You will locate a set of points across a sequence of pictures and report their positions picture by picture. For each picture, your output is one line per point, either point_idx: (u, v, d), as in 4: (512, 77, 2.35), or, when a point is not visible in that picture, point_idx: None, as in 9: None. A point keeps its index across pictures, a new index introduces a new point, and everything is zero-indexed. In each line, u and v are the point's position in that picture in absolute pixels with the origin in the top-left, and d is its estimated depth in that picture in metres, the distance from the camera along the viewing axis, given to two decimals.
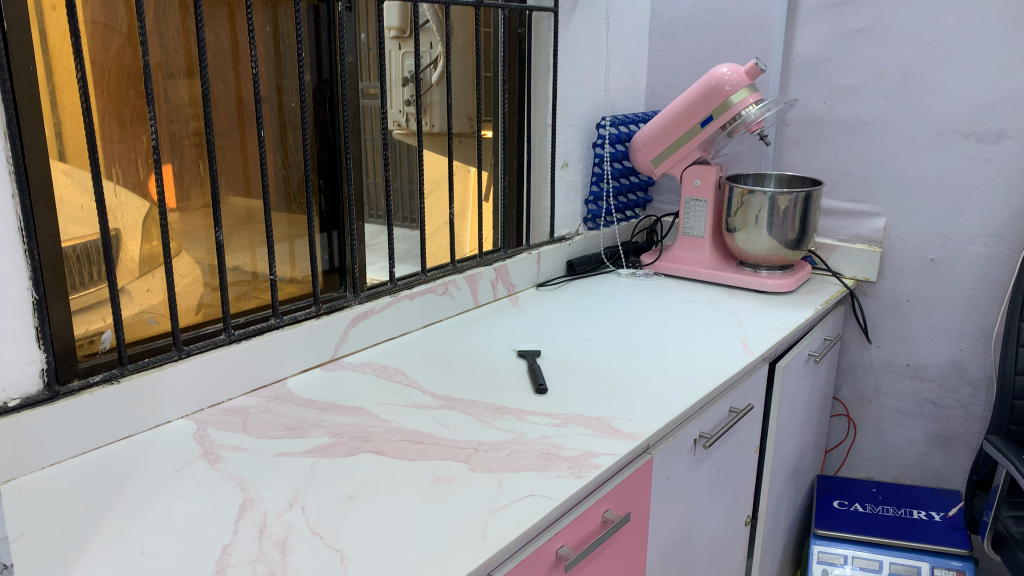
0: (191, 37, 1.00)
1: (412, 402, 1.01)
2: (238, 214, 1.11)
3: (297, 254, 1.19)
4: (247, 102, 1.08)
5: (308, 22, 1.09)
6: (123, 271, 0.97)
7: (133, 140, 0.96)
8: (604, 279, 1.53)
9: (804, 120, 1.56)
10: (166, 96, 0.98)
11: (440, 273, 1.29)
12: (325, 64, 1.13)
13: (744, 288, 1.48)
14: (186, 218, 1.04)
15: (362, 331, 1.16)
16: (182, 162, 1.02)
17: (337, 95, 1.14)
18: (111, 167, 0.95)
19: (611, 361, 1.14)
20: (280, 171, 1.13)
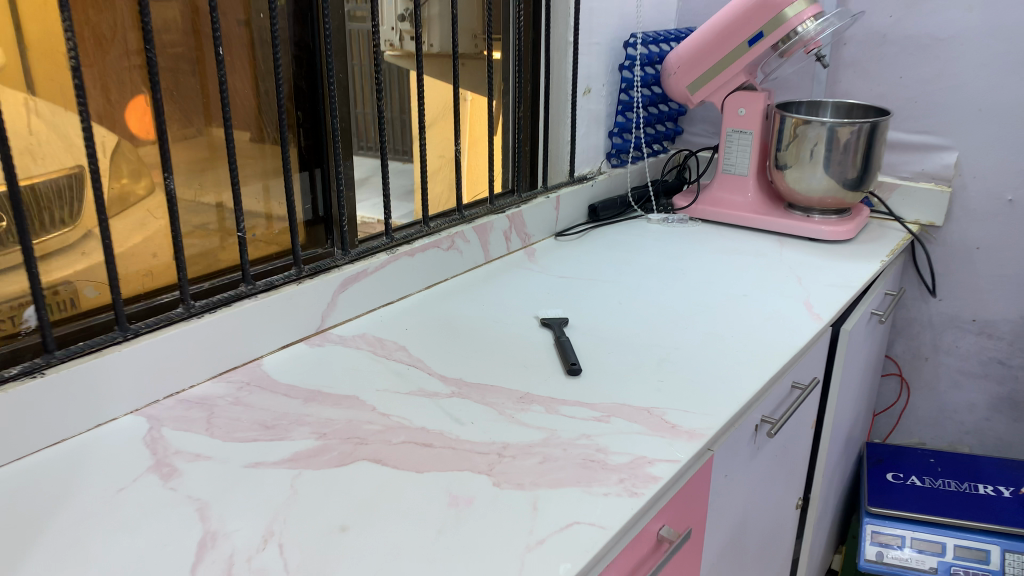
0: None
1: (417, 389, 0.82)
2: (202, 147, 0.86)
3: (273, 194, 0.96)
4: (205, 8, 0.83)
5: None
6: (88, 214, 0.77)
7: (103, 65, 0.75)
8: (632, 226, 1.33)
9: (864, 38, 1.33)
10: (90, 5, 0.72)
11: (446, 223, 1.09)
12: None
13: (794, 237, 1.28)
14: (165, 150, 0.83)
15: (353, 296, 0.96)
16: (126, 87, 0.77)
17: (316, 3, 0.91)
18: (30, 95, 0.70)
19: (654, 332, 0.95)
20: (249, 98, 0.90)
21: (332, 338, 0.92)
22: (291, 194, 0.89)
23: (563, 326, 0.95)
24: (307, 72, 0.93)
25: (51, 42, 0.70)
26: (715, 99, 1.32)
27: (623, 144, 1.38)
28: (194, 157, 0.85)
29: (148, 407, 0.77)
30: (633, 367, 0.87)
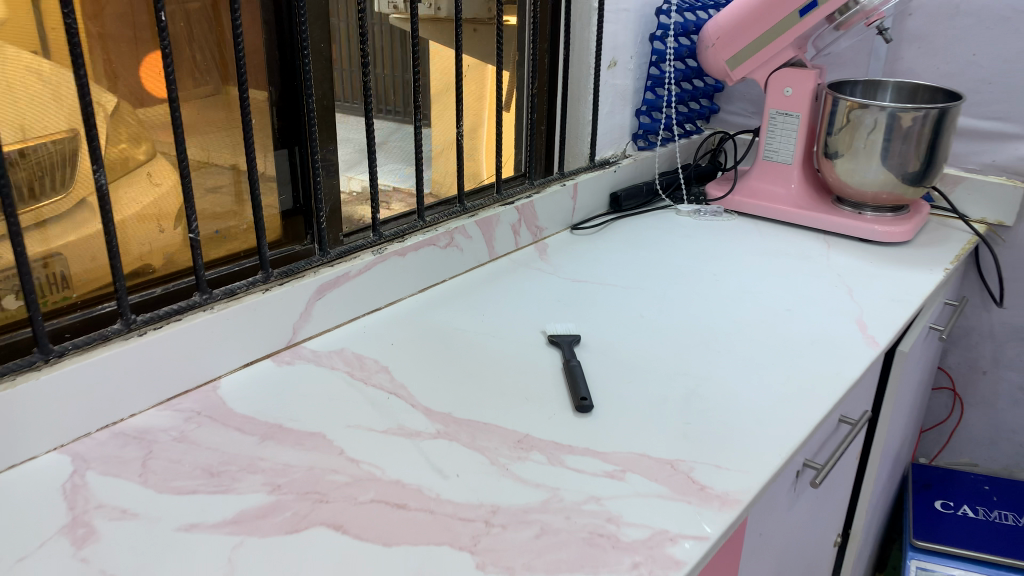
0: None
1: (396, 426, 0.69)
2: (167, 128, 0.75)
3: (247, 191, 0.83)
4: None
5: None
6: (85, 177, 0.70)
7: (98, 20, 0.67)
8: (660, 219, 1.18)
9: (933, 8, 1.16)
10: None
11: (445, 217, 0.95)
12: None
13: (844, 236, 1.13)
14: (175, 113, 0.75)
15: (332, 304, 0.83)
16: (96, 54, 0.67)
17: None
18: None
19: (681, 354, 0.81)
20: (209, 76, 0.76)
21: (304, 354, 0.79)
22: (255, 183, 0.75)
23: (573, 346, 0.81)
24: (279, 41, 0.79)
25: None
26: (759, 76, 1.16)
27: (651, 124, 1.24)
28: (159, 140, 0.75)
29: (77, 442, 0.65)
30: (654, 403, 0.73)
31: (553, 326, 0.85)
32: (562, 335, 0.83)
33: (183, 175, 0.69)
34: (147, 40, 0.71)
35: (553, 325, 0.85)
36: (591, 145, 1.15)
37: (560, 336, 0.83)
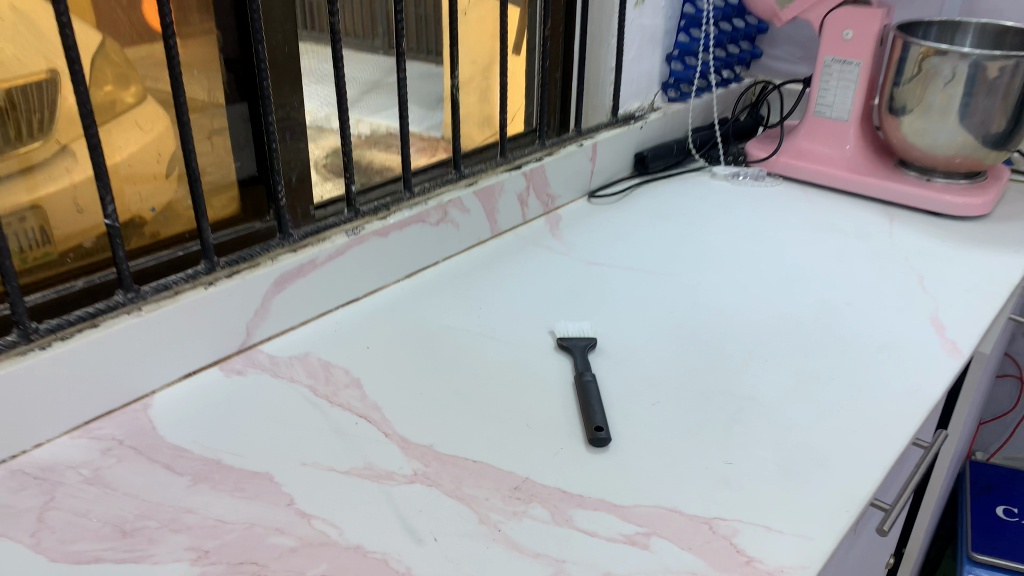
0: None
1: (363, 465, 0.55)
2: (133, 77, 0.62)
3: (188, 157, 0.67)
4: None
5: None
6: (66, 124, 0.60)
7: None
8: (692, 184, 1.02)
9: None
10: None
11: (435, 188, 0.79)
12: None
13: (908, 208, 0.96)
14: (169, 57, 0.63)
15: (294, 297, 0.68)
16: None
17: None
18: None
19: (720, 363, 0.66)
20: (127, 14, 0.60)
21: (259, 361, 0.65)
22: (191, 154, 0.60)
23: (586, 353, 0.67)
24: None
25: None
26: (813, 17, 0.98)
27: (684, 72, 1.07)
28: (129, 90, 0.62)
29: None
30: (686, 434, 0.59)
31: (562, 324, 0.70)
32: (573, 338, 0.68)
33: (93, 146, 0.54)
34: None
35: (563, 324, 0.70)
36: (614, 97, 0.98)
37: (570, 339, 0.68)
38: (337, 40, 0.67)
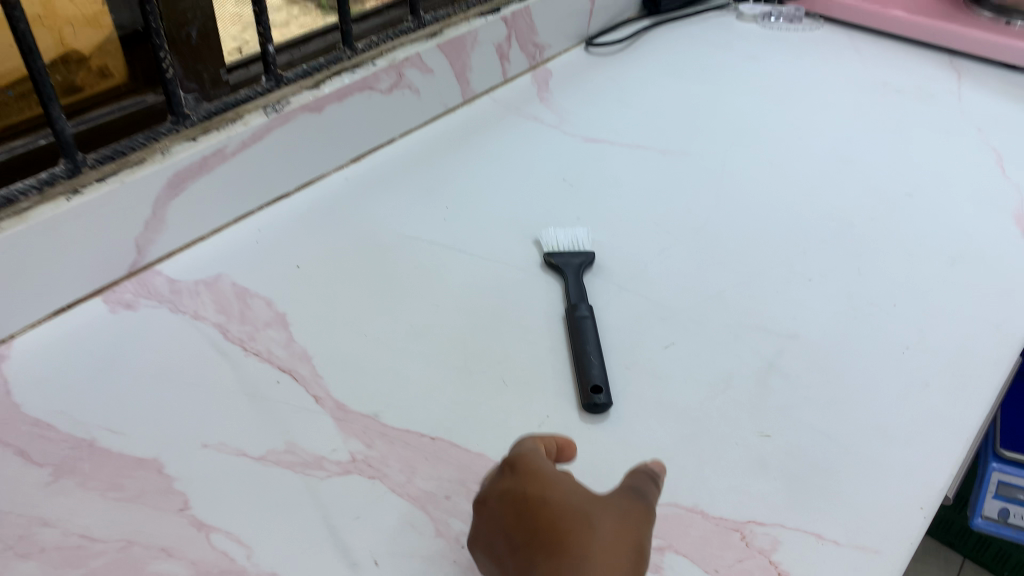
0: None
1: (285, 448, 0.42)
2: None
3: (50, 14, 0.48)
4: None
5: None
6: None
7: None
8: (713, 27, 0.83)
9: None
10: None
11: (387, 44, 0.61)
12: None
13: (978, 59, 0.78)
14: None
15: (199, 201, 0.52)
16: None
17: None
18: None
19: (752, 286, 0.52)
20: None
21: (156, 290, 0.50)
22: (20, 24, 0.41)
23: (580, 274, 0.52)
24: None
25: None
26: None
27: None
28: None
29: None
30: (709, 391, 0.45)
31: (550, 234, 0.55)
32: (565, 254, 0.53)
33: None
34: None
35: (552, 233, 0.55)
36: None
37: (561, 255, 0.53)
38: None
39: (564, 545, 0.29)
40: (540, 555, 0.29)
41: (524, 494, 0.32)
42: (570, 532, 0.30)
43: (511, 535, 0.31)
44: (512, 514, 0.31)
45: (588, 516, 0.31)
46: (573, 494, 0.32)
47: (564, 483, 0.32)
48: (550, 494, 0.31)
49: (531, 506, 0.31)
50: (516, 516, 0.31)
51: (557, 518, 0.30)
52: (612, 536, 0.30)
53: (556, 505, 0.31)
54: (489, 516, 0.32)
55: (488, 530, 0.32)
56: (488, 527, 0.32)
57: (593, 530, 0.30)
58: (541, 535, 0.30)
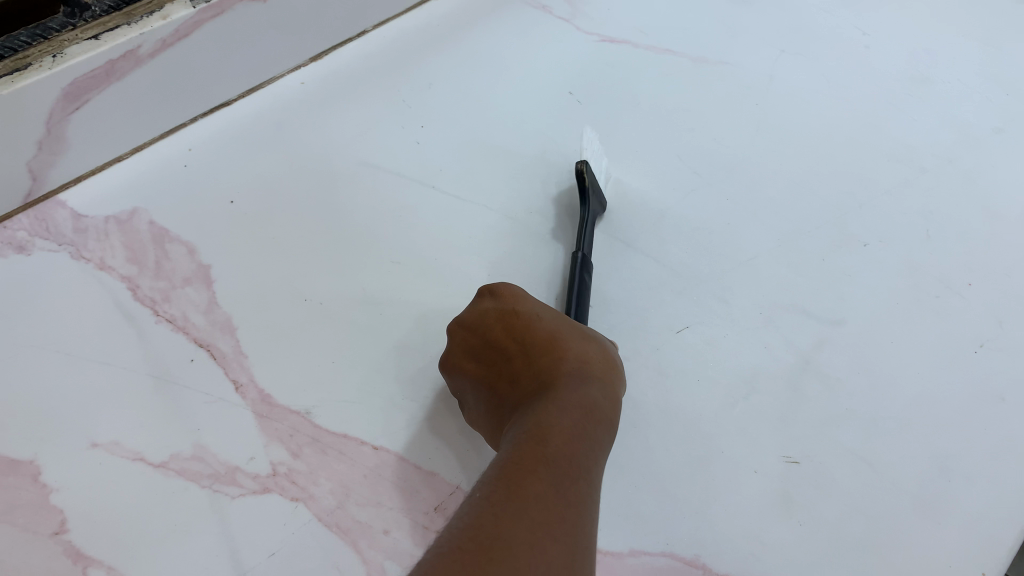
0: None
1: (192, 454, 0.34)
2: None
3: None
4: None
5: None
6: None
7: None
8: None
9: None
10: None
11: None
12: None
13: None
14: None
15: (109, 113, 0.42)
16: None
17: None
18: None
19: (791, 251, 0.42)
20: None
21: (57, 228, 0.41)
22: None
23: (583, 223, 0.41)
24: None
25: None
26: None
27: None
28: None
29: None
30: (727, 397, 0.36)
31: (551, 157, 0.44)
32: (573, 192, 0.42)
33: None
34: None
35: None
36: None
37: (571, 193, 0.42)
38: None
39: (564, 344, 0.31)
40: (539, 357, 0.31)
41: (511, 308, 0.33)
42: (565, 336, 0.32)
43: (504, 348, 0.32)
44: (504, 323, 0.33)
45: (579, 329, 0.33)
46: (559, 315, 0.34)
47: (547, 305, 0.34)
48: (538, 310, 0.33)
49: (524, 318, 0.33)
50: (510, 325, 0.33)
51: (550, 327, 0.32)
52: (603, 348, 0.32)
53: (546, 321, 0.33)
54: (476, 332, 0.34)
55: (477, 345, 0.33)
56: (477, 343, 0.33)
57: (586, 338, 0.32)
58: (537, 343, 0.32)
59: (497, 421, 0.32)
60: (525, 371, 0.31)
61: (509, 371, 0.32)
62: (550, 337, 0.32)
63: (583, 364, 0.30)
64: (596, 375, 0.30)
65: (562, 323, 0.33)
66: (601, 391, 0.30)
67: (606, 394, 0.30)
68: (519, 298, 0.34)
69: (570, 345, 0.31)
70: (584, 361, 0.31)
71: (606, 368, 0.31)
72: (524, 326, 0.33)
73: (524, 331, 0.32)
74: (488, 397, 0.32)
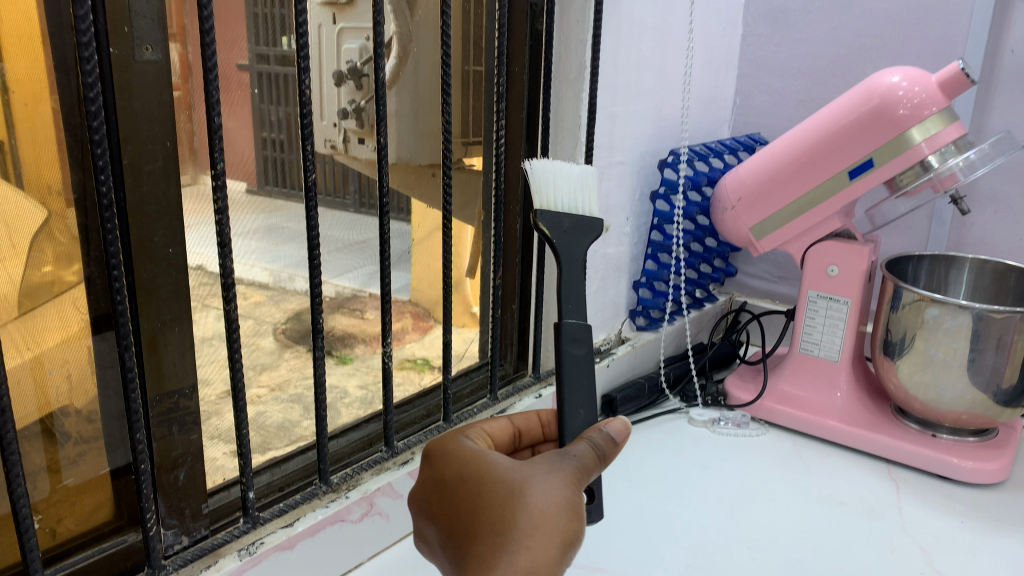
0: None
1: None
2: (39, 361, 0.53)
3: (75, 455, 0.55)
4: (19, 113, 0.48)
5: None
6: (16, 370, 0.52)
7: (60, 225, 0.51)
8: (665, 436, 0.92)
9: (1011, 165, 0.91)
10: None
11: (364, 479, 0.68)
12: (116, 31, 0.49)
13: (912, 470, 0.84)
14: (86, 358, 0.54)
15: None
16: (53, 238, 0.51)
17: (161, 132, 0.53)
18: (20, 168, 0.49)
19: None
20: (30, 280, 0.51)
21: None
22: (15, 477, 0.45)
23: (576, 270, 0.54)
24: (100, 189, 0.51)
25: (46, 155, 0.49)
26: (793, 248, 0.92)
27: (653, 299, 1.00)
28: (51, 361, 0.53)
29: None
30: None
31: (545, 171, 0.57)
32: (562, 223, 0.55)
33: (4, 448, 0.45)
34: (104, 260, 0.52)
35: (553, 190, 0.57)
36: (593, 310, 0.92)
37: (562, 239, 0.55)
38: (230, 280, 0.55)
39: (496, 515, 0.40)
40: (478, 530, 0.40)
41: (454, 480, 0.43)
42: (498, 502, 0.40)
43: (459, 518, 0.42)
44: (457, 491, 0.43)
45: (509, 485, 0.41)
46: (503, 470, 0.42)
47: (495, 460, 0.43)
48: (471, 476, 0.42)
49: (464, 486, 0.42)
50: (462, 493, 0.42)
51: (487, 496, 0.41)
52: (532, 493, 0.40)
53: (478, 483, 0.42)
54: (442, 499, 0.44)
55: (443, 509, 0.44)
56: (442, 508, 0.44)
57: (515, 493, 0.40)
58: (475, 512, 0.41)
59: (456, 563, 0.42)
60: (471, 537, 0.41)
61: (462, 531, 0.42)
62: (485, 510, 0.41)
63: (504, 533, 0.39)
64: (515, 539, 0.38)
65: (499, 481, 0.41)
66: (522, 557, 0.37)
67: (528, 553, 0.37)
68: (469, 463, 0.43)
69: (501, 513, 0.40)
70: (508, 526, 0.39)
71: (534, 525, 0.39)
72: (470, 496, 0.42)
73: (469, 501, 0.42)
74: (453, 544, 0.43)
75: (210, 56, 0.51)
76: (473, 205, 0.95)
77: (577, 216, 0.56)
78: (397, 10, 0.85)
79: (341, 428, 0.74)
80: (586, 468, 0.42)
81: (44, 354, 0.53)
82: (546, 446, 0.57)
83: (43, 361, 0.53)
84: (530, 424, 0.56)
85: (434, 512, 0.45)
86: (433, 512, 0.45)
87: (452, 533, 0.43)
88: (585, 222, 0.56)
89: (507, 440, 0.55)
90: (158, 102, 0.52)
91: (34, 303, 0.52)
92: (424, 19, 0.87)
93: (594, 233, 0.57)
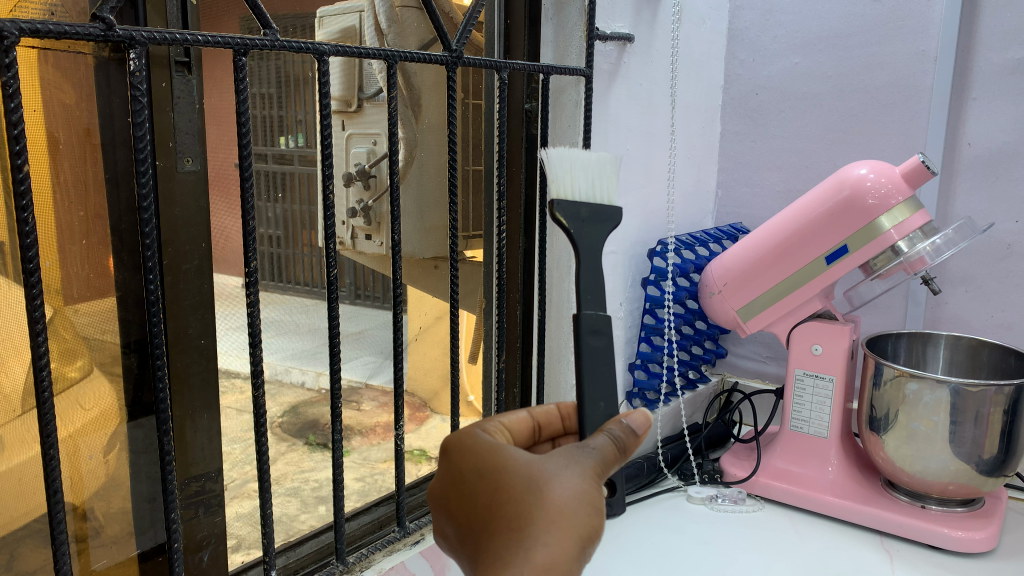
0: (50, 81, 0.52)
1: None
2: (81, 444, 0.58)
3: (105, 534, 0.59)
4: (73, 222, 0.54)
5: (185, 95, 0.55)
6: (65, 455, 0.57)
7: (102, 321, 0.57)
8: (665, 515, 0.94)
9: (978, 247, 0.98)
10: (44, 173, 0.52)
11: (374, 561, 0.73)
12: (163, 146, 0.54)
13: (905, 540, 0.87)
14: (121, 438, 0.59)
15: None
16: (93, 334, 0.56)
17: (200, 237, 0.58)
18: (69, 269, 0.55)
19: None
20: (76, 370, 0.57)
21: None
22: (61, 554, 0.50)
23: (595, 260, 0.54)
24: (140, 287, 0.57)
25: (86, 259, 0.55)
26: (779, 329, 0.97)
27: (648, 379, 1.05)
28: (91, 444, 0.58)
29: None
30: None
31: (562, 159, 0.57)
32: (581, 211, 0.56)
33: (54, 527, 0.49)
34: (141, 348, 0.58)
35: (570, 177, 0.57)
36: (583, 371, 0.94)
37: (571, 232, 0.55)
38: (259, 370, 0.60)
39: (512, 511, 0.40)
40: (492, 525, 0.41)
41: (468, 474, 0.44)
42: (515, 497, 0.41)
43: (473, 513, 0.43)
44: (473, 484, 0.43)
45: (526, 479, 0.41)
46: (520, 462, 0.42)
47: (512, 452, 0.43)
48: (485, 470, 0.43)
49: (480, 479, 0.43)
50: (478, 487, 0.43)
51: (503, 491, 0.41)
52: (550, 490, 0.41)
53: (492, 477, 0.42)
54: (455, 490, 0.44)
55: (456, 502, 0.44)
56: (456, 501, 0.44)
57: (532, 488, 0.41)
58: (489, 508, 0.42)
59: (471, 557, 0.43)
60: (486, 533, 0.41)
61: (476, 528, 0.42)
62: (501, 505, 0.41)
63: (519, 533, 0.40)
64: (529, 538, 0.39)
65: (517, 475, 0.42)
66: (538, 556, 0.38)
67: (544, 551, 0.39)
68: (484, 455, 0.43)
69: (518, 509, 0.40)
70: (524, 523, 0.40)
71: (550, 522, 0.40)
72: (488, 489, 0.42)
73: (485, 496, 0.42)
74: (468, 539, 0.43)
75: (246, 164, 0.57)
76: (475, 294, 1.00)
77: (595, 205, 0.57)
78: (404, 119, 0.96)
79: (357, 510, 0.79)
80: (604, 463, 0.43)
81: (80, 439, 0.57)
82: (565, 440, 0.56)
83: (80, 446, 0.58)
84: (550, 418, 0.54)
85: (446, 504, 0.45)
86: (444, 503, 0.45)
87: (467, 528, 0.43)
88: (604, 211, 0.58)
89: (527, 435, 0.53)
90: (196, 208, 0.58)
91: (78, 391, 0.57)
92: (429, 125, 0.97)
93: (611, 221, 0.58)
